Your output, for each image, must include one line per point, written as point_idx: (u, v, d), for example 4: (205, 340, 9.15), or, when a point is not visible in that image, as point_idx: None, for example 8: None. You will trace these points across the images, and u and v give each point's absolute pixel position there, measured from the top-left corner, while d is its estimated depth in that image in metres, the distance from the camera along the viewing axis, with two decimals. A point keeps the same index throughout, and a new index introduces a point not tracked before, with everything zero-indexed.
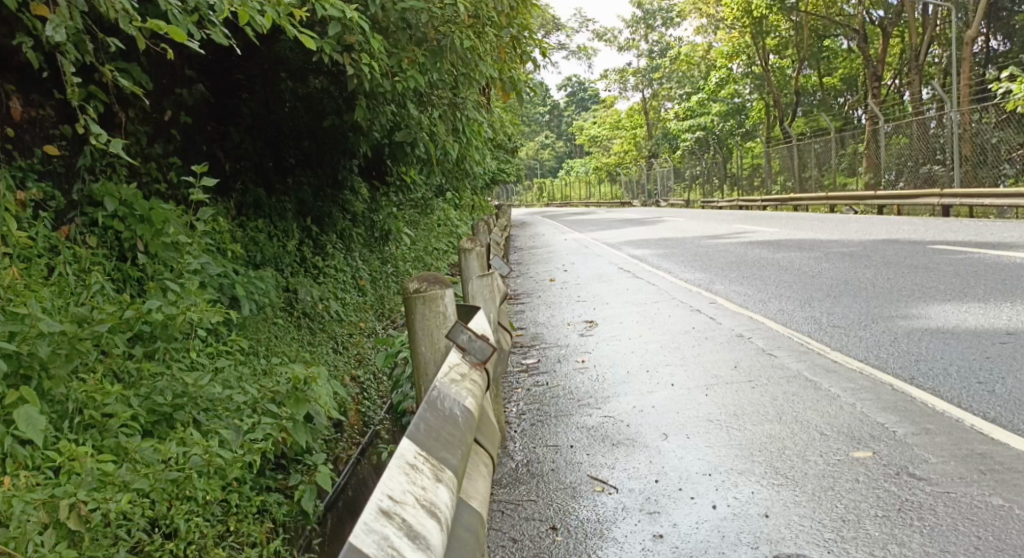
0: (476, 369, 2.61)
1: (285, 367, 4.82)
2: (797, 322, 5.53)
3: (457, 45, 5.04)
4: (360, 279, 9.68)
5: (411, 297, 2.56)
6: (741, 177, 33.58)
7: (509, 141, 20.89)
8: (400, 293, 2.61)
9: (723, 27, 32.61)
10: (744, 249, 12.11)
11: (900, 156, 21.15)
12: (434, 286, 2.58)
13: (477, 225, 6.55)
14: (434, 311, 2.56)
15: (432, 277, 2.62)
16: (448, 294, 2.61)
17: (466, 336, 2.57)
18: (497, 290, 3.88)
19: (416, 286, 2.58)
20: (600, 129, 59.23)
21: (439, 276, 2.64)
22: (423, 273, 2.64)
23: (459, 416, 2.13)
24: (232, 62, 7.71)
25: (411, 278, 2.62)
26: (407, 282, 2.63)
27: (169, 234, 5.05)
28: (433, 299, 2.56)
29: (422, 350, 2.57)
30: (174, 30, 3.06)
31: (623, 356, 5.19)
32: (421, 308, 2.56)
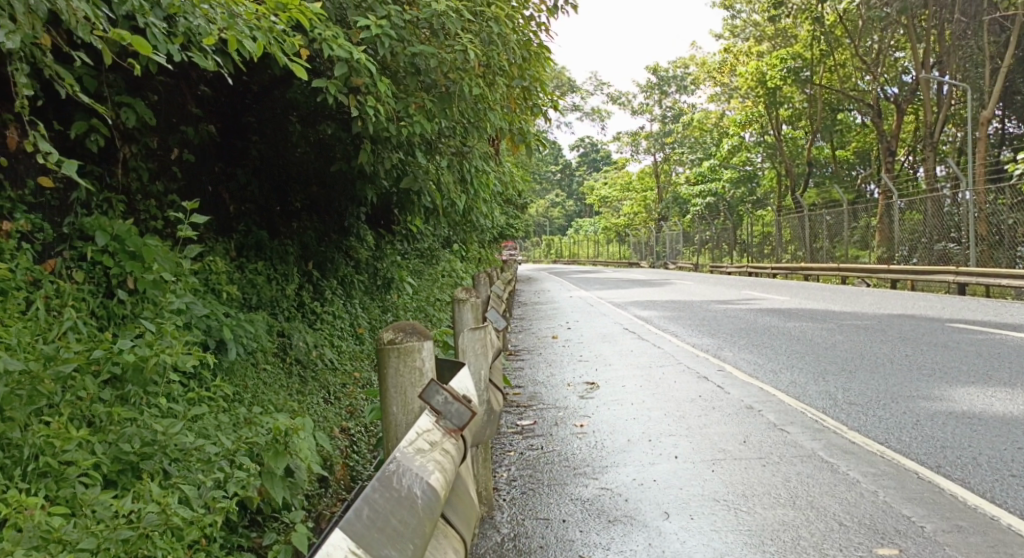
0: (451, 436, 2.31)
1: (268, 416, 4.57)
2: (810, 396, 5.28)
3: (465, 91, 4.96)
4: (359, 327, 9.47)
5: (383, 349, 2.34)
6: (750, 244, 33.51)
7: (520, 197, 20.87)
8: (373, 342, 2.39)
9: (737, 96, 32.98)
10: (754, 316, 11.86)
11: (914, 233, 21.03)
12: (410, 337, 2.35)
13: (478, 277, 6.34)
14: (408, 366, 2.34)
15: (410, 328, 2.39)
16: (427, 348, 2.38)
17: (441, 398, 2.29)
18: (490, 344, 3.65)
19: (391, 336, 2.36)
20: (610, 190, 59.62)
21: (418, 326, 2.41)
22: (400, 322, 2.42)
23: (418, 497, 1.89)
24: (243, 103, 7.67)
25: (387, 327, 2.40)
26: (383, 331, 2.41)
27: (154, 270, 4.83)
28: (407, 352, 2.34)
29: (394, 409, 2.35)
30: (139, 42, 2.91)
31: (624, 422, 4.92)
32: (394, 361, 2.34)
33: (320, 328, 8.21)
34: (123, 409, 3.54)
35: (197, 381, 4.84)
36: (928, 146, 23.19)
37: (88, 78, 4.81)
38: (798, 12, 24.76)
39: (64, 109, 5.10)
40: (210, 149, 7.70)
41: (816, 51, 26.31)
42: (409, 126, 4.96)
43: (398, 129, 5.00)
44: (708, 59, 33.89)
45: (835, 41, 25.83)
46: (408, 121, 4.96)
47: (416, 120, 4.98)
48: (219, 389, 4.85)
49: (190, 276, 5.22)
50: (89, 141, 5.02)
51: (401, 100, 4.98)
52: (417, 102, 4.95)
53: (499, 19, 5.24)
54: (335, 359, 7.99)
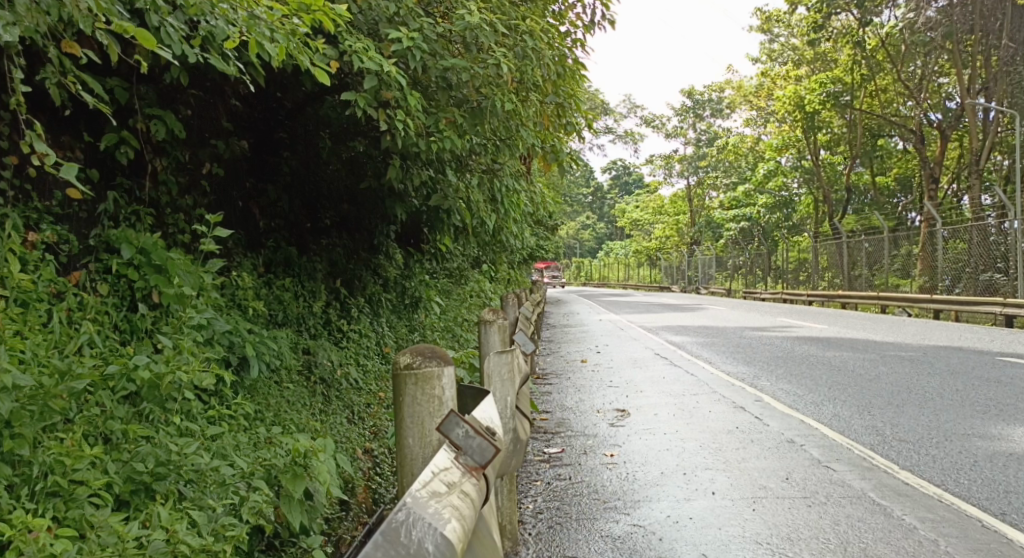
0: (472, 474, 2.08)
1: (288, 437, 4.44)
2: (855, 431, 5.02)
3: (497, 107, 4.85)
4: (385, 346, 9.35)
5: (400, 373, 2.18)
6: (785, 270, 32.97)
7: (551, 218, 20.75)
8: (391, 369, 2.23)
9: (774, 120, 32.64)
10: (791, 344, 11.54)
11: (957, 262, 20.48)
12: (430, 362, 2.19)
13: (507, 298, 6.20)
14: (426, 393, 2.18)
15: (430, 349, 2.23)
16: (448, 374, 2.21)
17: (461, 431, 2.07)
18: (517, 368, 3.47)
19: (408, 360, 2.20)
20: (642, 213, 59.31)
21: (439, 348, 2.24)
22: (420, 346, 2.25)
23: (432, 553, 1.67)
24: (276, 119, 7.67)
25: (405, 349, 2.24)
26: (400, 352, 2.25)
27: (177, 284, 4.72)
28: (426, 378, 2.18)
29: (410, 440, 2.20)
30: (142, 33, 2.83)
31: (656, 453, 4.70)
32: (412, 387, 2.18)
33: (346, 347, 8.10)
34: (138, 427, 3.42)
35: (217, 398, 4.74)
36: (973, 173, 22.64)
37: (120, 90, 4.78)
38: (838, 36, 24.48)
39: (96, 120, 5.05)
40: (242, 164, 7.69)
41: (856, 75, 25.96)
42: (439, 142, 4.86)
43: (428, 144, 4.90)
44: (744, 83, 33.64)
45: (876, 66, 25.46)
46: (438, 137, 4.86)
47: (446, 136, 4.87)
48: (239, 407, 4.74)
49: (214, 291, 5.14)
50: (119, 153, 4.94)
51: (431, 115, 4.87)
52: (448, 117, 4.85)
53: (533, 33, 5.14)
54: (361, 378, 7.87)
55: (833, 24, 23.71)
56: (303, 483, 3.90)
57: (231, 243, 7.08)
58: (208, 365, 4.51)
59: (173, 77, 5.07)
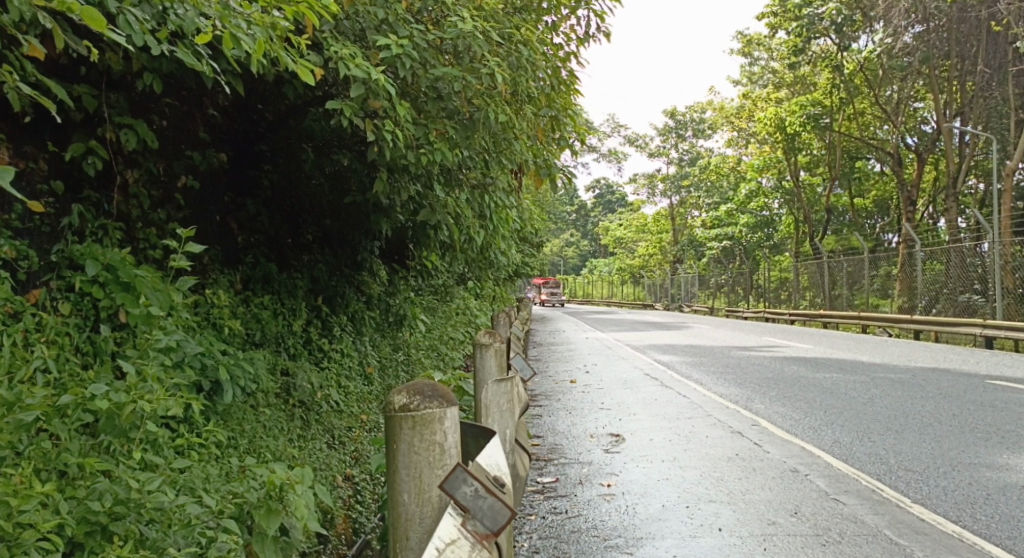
0: (478, 537, 1.98)
1: (261, 469, 4.14)
2: (860, 459, 4.80)
3: (491, 119, 4.59)
4: (368, 366, 9.04)
5: (394, 416, 1.95)
6: (767, 289, 32.96)
7: (536, 235, 20.51)
8: (383, 408, 1.99)
9: (755, 140, 32.70)
10: (781, 365, 11.36)
11: (935, 283, 20.50)
12: (431, 404, 1.97)
13: (497, 317, 5.96)
14: (426, 439, 1.96)
15: (429, 387, 2.01)
16: (450, 418, 2.00)
17: (470, 490, 1.95)
18: (516, 397, 3.21)
19: (404, 400, 1.97)
20: (625, 231, 59.33)
21: (440, 385, 2.03)
22: (416, 382, 2.03)
23: None
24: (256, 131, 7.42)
25: (400, 387, 2.01)
26: (393, 390, 2.03)
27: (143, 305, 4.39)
28: (427, 421, 1.96)
29: (406, 497, 1.98)
30: (88, 11, 2.61)
31: (655, 483, 4.44)
32: (408, 433, 1.96)
33: (328, 367, 7.79)
34: (96, 461, 3.12)
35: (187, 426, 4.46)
36: (951, 196, 22.72)
37: (87, 96, 4.49)
38: (818, 59, 24.48)
39: (62, 129, 4.75)
40: (219, 177, 7.40)
41: (835, 98, 25.99)
42: (429, 154, 4.60)
43: (417, 156, 4.65)
44: (726, 104, 33.71)
45: (855, 89, 25.54)
46: (427, 149, 4.60)
47: (436, 147, 4.61)
48: (210, 436, 4.46)
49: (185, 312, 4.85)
50: (86, 164, 4.64)
51: (420, 126, 4.62)
52: (438, 128, 4.60)
53: (529, 44, 4.92)
54: (342, 400, 7.56)
55: (813, 47, 23.71)
56: (278, 519, 3.63)
57: (207, 259, 6.78)
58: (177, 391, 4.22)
59: (146, 84, 4.80)
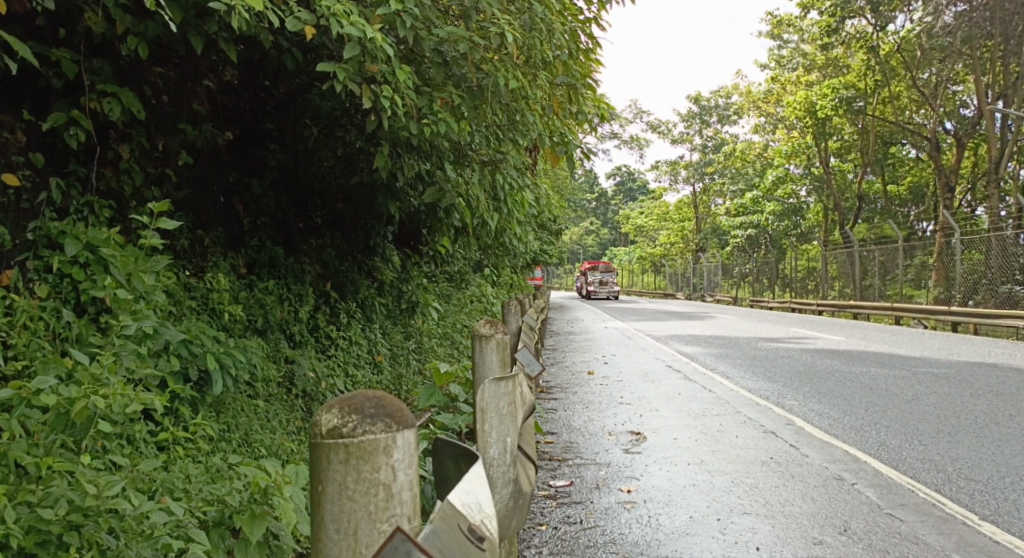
0: None
1: (246, 470, 3.76)
2: (911, 466, 4.37)
3: (500, 85, 4.19)
4: (378, 354, 8.54)
5: (323, 444, 1.57)
6: (795, 279, 32.22)
7: (556, 221, 20.08)
8: (310, 431, 1.61)
9: (784, 126, 31.97)
10: (812, 357, 10.86)
11: (973, 273, 19.76)
12: (374, 427, 1.58)
13: (509, 305, 5.47)
14: (363, 479, 1.57)
15: (375, 401, 1.62)
16: (398, 454, 1.61)
17: None
18: (519, 399, 2.84)
19: (337, 423, 1.59)
20: (648, 219, 58.55)
21: (391, 401, 1.64)
22: (355, 395, 1.64)
23: None
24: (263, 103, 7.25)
25: (336, 403, 1.63)
26: (326, 404, 1.64)
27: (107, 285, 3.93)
28: (365, 455, 1.57)
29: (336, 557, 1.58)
30: None
31: (681, 491, 4.04)
32: (340, 469, 1.57)
33: (335, 356, 7.46)
34: (53, 460, 2.80)
35: (173, 419, 4.14)
36: (992, 183, 21.89)
37: (66, 62, 4.15)
38: (852, 41, 23.68)
39: (42, 98, 4.44)
40: (222, 156, 7.10)
41: (869, 81, 25.16)
42: (433, 125, 4.21)
43: (420, 128, 4.28)
44: (753, 89, 32.97)
45: (891, 72, 24.71)
46: (431, 120, 4.20)
47: (441, 118, 4.22)
48: (198, 430, 4.15)
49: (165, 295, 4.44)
50: (67, 135, 4.31)
51: (424, 95, 4.24)
52: (445, 96, 4.22)
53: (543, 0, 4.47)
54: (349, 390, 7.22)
55: (847, 28, 22.98)
56: (263, 524, 3.17)
57: (208, 241, 6.45)
58: (155, 383, 3.87)
59: (132, 50, 4.46)
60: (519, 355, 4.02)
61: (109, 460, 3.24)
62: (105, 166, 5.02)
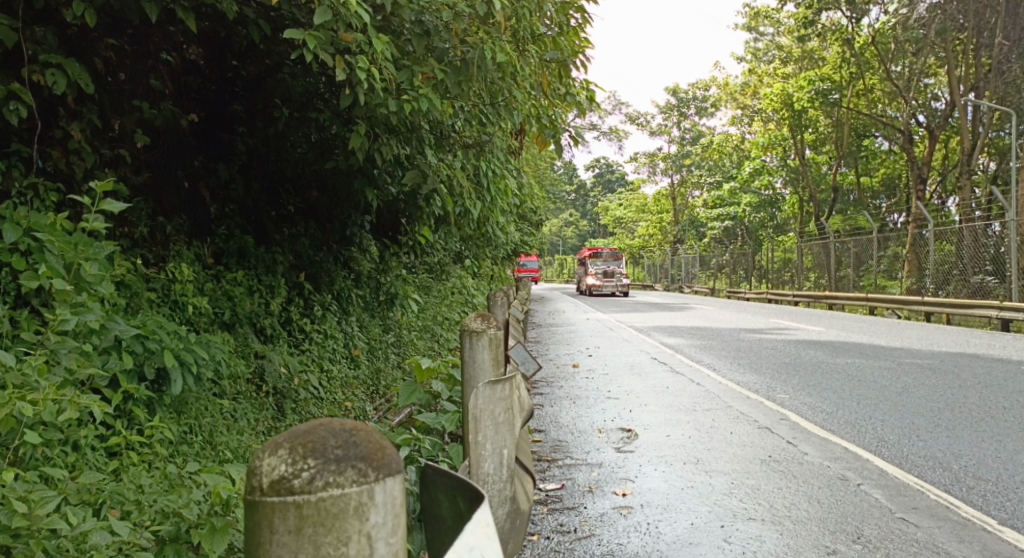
0: None
1: (202, 482, 3.40)
2: (916, 463, 4.13)
3: (486, 59, 3.84)
4: (354, 348, 8.18)
5: (269, 500, 1.23)
6: (771, 270, 32.20)
7: (535, 213, 19.76)
8: (253, 486, 1.27)
9: (761, 118, 31.86)
10: (797, 349, 10.67)
11: (944, 265, 19.78)
12: (341, 479, 1.23)
13: (494, 296, 5.20)
14: (323, 549, 1.21)
15: (344, 440, 1.29)
16: (372, 516, 1.25)
17: None
18: (515, 404, 2.62)
19: (287, 472, 1.25)
20: (625, 211, 58.48)
21: (364, 439, 1.30)
22: (315, 435, 1.31)
23: None
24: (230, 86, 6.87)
25: (288, 444, 1.30)
26: (276, 443, 1.31)
27: (42, 275, 3.44)
28: (325, 514, 1.22)
29: None
30: None
31: (679, 494, 3.77)
32: (289, 535, 1.22)
33: (309, 351, 7.08)
34: None
35: (126, 422, 3.79)
36: (964, 175, 21.90)
37: (5, 29, 3.77)
38: (827, 33, 23.58)
39: None
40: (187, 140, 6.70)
41: (844, 72, 25.05)
42: (414, 102, 3.88)
43: (400, 105, 3.94)
44: (730, 81, 32.90)
45: (866, 63, 24.62)
46: (411, 95, 3.85)
47: (422, 93, 3.87)
48: (155, 434, 3.82)
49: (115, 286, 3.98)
50: (6, 110, 3.93)
51: (403, 69, 3.89)
52: (427, 69, 3.86)
53: None
54: (324, 386, 6.85)
55: (822, 20, 22.83)
56: (225, 539, 2.74)
57: (170, 229, 6.06)
58: (101, 385, 3.50)
59: (80, 18, 4.10)
60: (512, 353, 3.72)
61: (38, 476, 2.88)
62: (51, 147, 4.67)
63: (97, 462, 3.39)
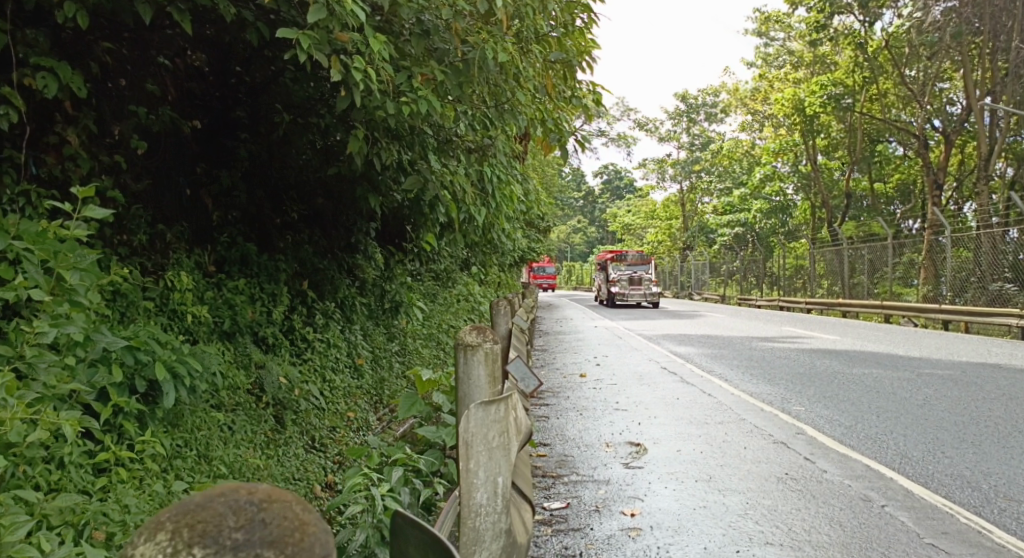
0: None
1: None
2: (942, 483, 3.95)
3: (488, 58, 3.72)
4: (358, 357, 8.04)
5: None
6: (782, 277, 31.94)
7: (543, 219, 19.65)
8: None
9: (772, 124, 31.66)
10: (811, 358, 10.46)
11: (961, 272, 19.48)
12: None
13: (497, 305, 5.04)
14: None
15: (250, 521, 0.94)
16: None
17: None
18: (511, 427, 2.46)
19: None
20: (634, 217, 58.25)
21: (275, 516, 0.95)
22: (210, 507, 0.95)
23: None
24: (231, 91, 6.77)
25: (173, 523, 0.94)
26: (158, 521, 0.95)
27: (17, 285, 3.23)
28: None
29: None
30: None
31: (691, 515, 3.60)
32: None
33: (311, 360, 6.95)
34: None
35: (115, 436, 3.64)
36: (981, 180, 21.61)
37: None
38: (840, 38, 23.35)
39: None
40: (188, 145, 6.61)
41: (857, 77, 24.85)
42: (413, 104, 3.75)
43: (399, 107, 3.81)
44: (740, 86, 32.69)
45: (879, 68, 24.42)
46: (410, 97, 3.73)
47: (422, 95, 3.74)
48: (147, 449, 3.69)
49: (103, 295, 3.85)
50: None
51: (402, 71, 3.78)
52: (427, 71, 3.75)
53: None
54: (326, 396, 6.71)
55: (834, 24, 22.65)
56: None
57: (170, 236, 5.94)
58: (88, 402, 3.37)
59: (72, 20, 3.99)
60: (511, 368, 3.54)
61: (15, 499, 2.75)
62: (45, 153, 4.57)
63: (83, 480, 3.26)
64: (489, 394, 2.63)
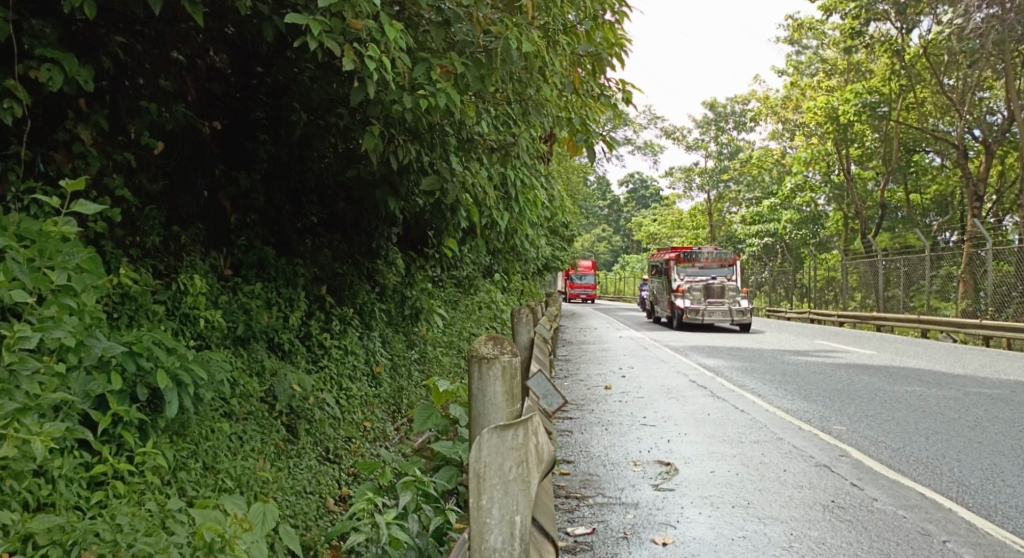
0: None
1: (187, 527, 3.06)
2: (1007, 517, 3.64)
3: (511, 48, 3.51)
4: (376, 365, 7.82)
5: None
6: (814, 289, 31.29)
7: (568, 227, 19.36)
8: None
9: (803, 133, 31.09)
10: (847, 373, 10.09)
11: (1002, 286, 18.84)
12: None
13: (519, 313, 4.79)
14: None
15: None
16: None
17: None
18: (531, 454, 2.21)
19: None
20: (660, 226, 57.64)
21: None
22: None
23: None
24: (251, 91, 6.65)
25: None
26: None
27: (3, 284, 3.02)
28: None
29: None
30: None
31: (730, 544, 3.32)
32: None
33: (327, 367, 6.74)
34: None
35: (114, 448, 3.42)
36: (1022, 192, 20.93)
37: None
38: (876, 45, 22.76)
39: None
40: (207, 146, 6.48)
41: (893, 86, 24.24)
42: (431, 97, 3.54)
43: (416, 102, 3.60)
44: (770, 94, 32.17)
45: (916, 76, 23.82)
46: (428, 90, 3.53)
47: (441, 88, 3.54)
48: (147, 461, 3.47)
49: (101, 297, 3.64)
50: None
51: (420, 63, 3.59)
52: (445, 62, 3.58)
53: None
54: (341, 405, 6.50)
55: (869, 31, 22.14)
56: None
57: (184, 238, 5.77)
58: (77, 413, 3.16)
59: (80, 9, 3.82)
60: (532, 385, 3.27)
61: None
62: (55, 150, 4.44)
63: (74, 497, 3.03)
64: (506, 414, 2.36)
